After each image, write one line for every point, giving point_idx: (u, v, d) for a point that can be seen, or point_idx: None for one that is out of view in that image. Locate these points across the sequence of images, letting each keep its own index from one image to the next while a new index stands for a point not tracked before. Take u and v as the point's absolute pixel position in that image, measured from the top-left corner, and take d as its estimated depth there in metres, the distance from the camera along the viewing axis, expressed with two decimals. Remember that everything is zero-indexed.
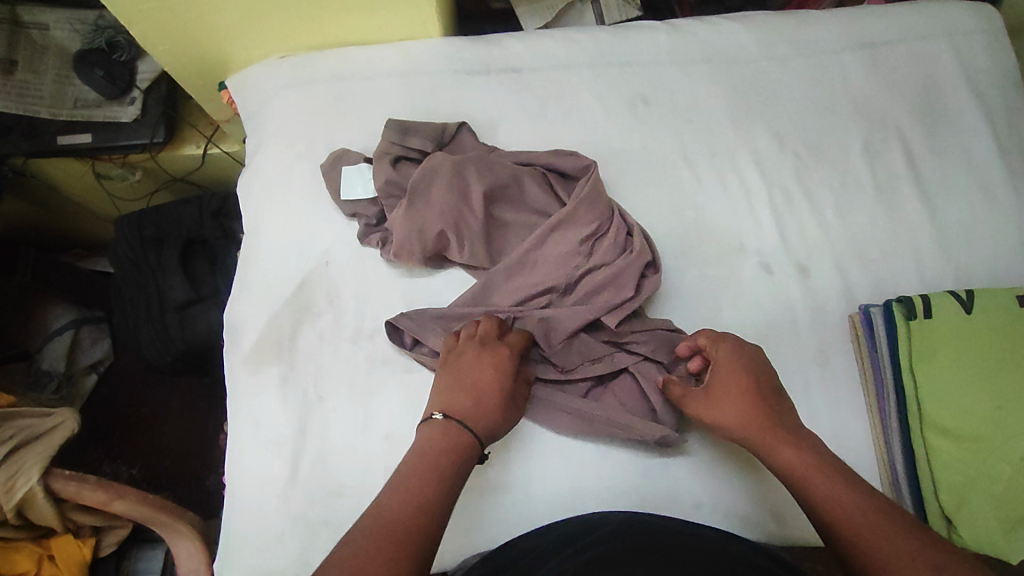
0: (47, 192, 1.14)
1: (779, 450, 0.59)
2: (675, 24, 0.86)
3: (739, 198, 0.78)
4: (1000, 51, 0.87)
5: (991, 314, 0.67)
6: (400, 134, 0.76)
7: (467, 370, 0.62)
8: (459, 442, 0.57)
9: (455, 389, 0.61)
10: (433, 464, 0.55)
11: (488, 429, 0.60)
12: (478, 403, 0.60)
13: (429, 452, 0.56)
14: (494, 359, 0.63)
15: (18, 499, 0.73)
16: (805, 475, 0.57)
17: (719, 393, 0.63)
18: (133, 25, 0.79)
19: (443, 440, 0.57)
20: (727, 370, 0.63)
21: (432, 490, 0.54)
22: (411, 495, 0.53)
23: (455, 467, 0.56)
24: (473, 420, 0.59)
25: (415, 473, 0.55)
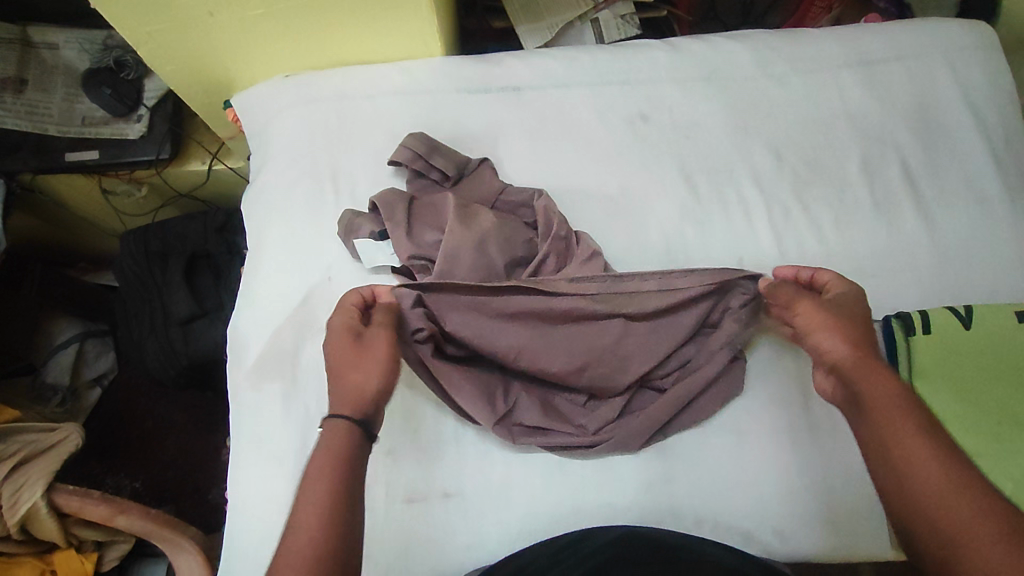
0: (55, 208, 1.15)
1: (875, 385, 0.56)
2: (673, 43, 0.87)
3: (737, 215, 0.79)
4: (997, 68, 0.87)
5: (987, 327, 0.68)
6: (428, 148, 0.78)
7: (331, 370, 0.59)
8: (326, 435, 0.54)
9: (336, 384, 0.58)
10: (313, 469, 0.52)
11: (346, 400, 0.57)
12: (350, 387, 0.57)
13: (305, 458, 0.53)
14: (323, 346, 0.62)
15: (21, 514, 0.74)
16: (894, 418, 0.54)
17: (841, 310, 0.62)
18: (140, 46, 0.80)
19: (320, 444, 0.54)
20: (845, 296, 0.64)
21: (321, 506, 0.50)
22: (302, 520, 0.49)
23: (333, 478, 0.51)
24: (338, 407, 0.56)
25: (303, 476, 0.52)
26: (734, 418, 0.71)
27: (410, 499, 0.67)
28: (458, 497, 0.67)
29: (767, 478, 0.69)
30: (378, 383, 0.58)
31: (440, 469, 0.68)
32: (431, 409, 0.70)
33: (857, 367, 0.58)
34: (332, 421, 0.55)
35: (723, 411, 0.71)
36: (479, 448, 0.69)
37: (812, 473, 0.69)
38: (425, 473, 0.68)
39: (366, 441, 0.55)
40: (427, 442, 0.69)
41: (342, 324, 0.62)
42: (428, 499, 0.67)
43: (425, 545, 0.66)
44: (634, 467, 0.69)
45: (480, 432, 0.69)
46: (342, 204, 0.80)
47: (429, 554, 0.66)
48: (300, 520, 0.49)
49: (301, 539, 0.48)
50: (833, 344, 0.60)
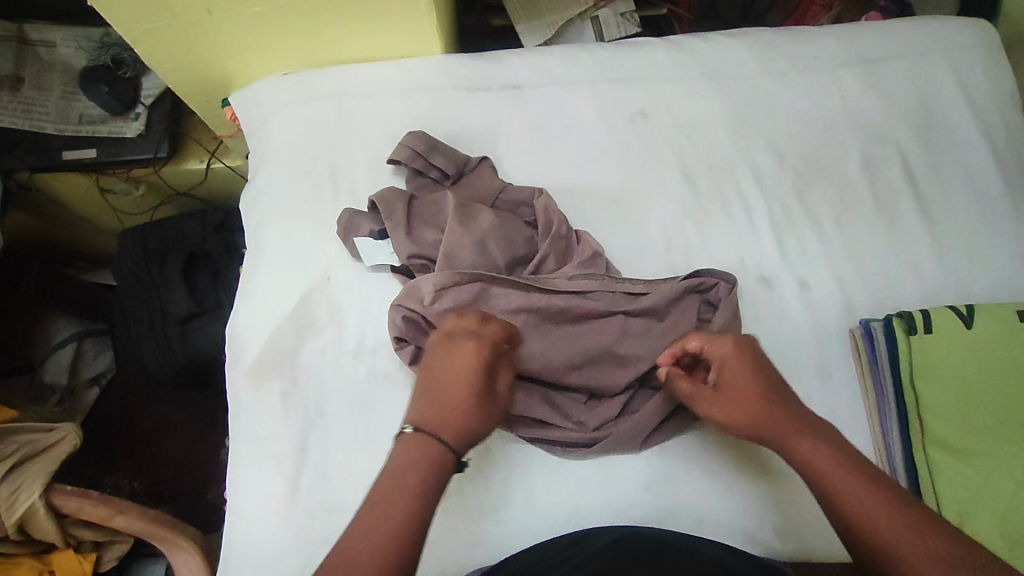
0: (52, 206, 1.15)
1: (797, 444, 0.56)
2: (673, 41, 0.87)
3: (738, 214, 0.79)
4: (999, 67, 0.87)
5: (990, 327, 0.68)
6: (427, 147, 0.78)
7: (439, 390, 0.57)
8: (422, 450, 0.53)
9: (436, 403, 0.56)
10: (407, 483, 0.52)
11: (453, 432, 0.55)
12: (453, 416, 0.56)
13: (398, 467, 0.53)
14: (441, 361, 0.59)
15: (19, 515, 0.74)
16: (825, 468, 0.54)
17: (730, 393, 0.59)
18: (138, 44, 0.80)
19: (415, 458, 0.53)
20: (727, 368, 0.60)
21: (403, 523, 0.50)
22: (378, 530, 0.49)
23: (421, 501, 0.51)
24: (441, 431, 0.55)
25: (394, 483, 0.52)
26: None
27: None
28: (459, 497, 0.67)
29: (769, 476, 0.69)
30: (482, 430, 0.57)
31: None
32: None
33: (774, 438, 0.57)
34: (433, 443, 0.54)
35: None
36: (479, 448, 0.69)
37: None
38: None
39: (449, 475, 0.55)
40: None
41: (474, 357, 0.58)
42: None
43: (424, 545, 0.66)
44: (635, 466, 0.68)
45: None
46: (342, 203, 0.79)
47: (429, 554, 0.65)
48: (377, 531, 0.49)
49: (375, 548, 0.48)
50: (749, 433, 0.58)
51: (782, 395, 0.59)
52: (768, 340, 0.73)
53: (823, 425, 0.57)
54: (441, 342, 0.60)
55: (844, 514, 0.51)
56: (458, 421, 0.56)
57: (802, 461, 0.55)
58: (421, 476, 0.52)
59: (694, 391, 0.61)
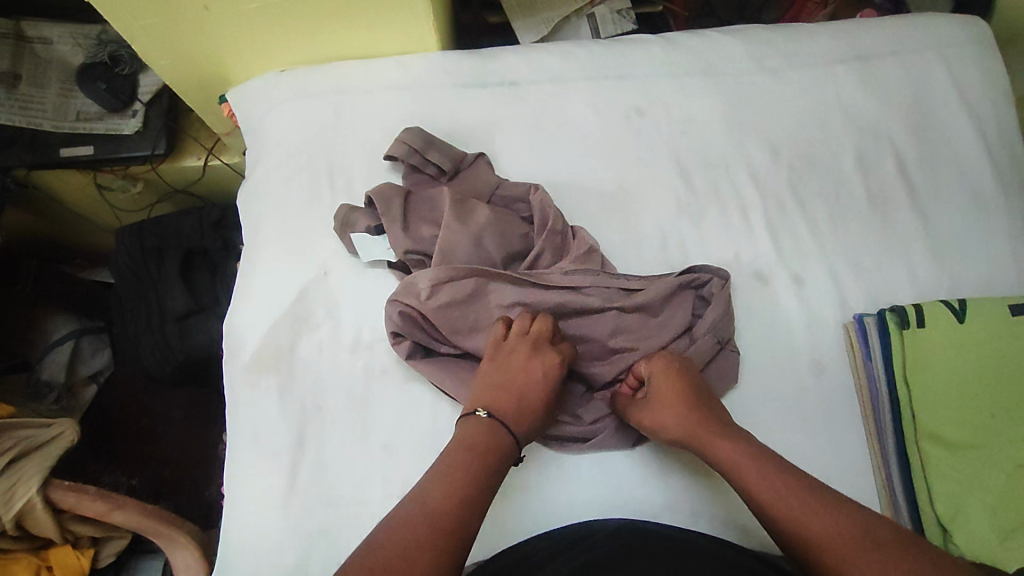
0: (49, 203, 1.15)
1: (717, 444, 0.60)
2: (669, 38, 0.87)
3: (733, 211, 0.79)
4: (992, 64, 0.87)
5: (983, 322, 0.68)
6: (423, 144, 0.78)
7: (514, 388, 0.64)
8: (496, 435, 0.60)
9: (509, 398, 0.63)
10: (480, 457, 0.58)
11: (521, 430, 0.62)
12: (523, 413, 0.63)
13: (473, 444, 0.59)
14: (521, 363, 0.65)
15: (16, 510, 0.74)
16: (740, 463, 0.58)
17: (659, 400, 0.64)
18: (135, 40, 0.80)
19: (489, 438, 0.60)
20: (661, 378, 0.66)
21: (475, 499, 0.55)
22: (456, 491, 0.55)
23: (489, 479, 0.58)
24: (513, 424, 0.62)
25: (469, 455, 0.58)
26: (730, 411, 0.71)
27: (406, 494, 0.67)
28: None
29: None
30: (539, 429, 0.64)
31: None
32: (428, 403, 0.71)
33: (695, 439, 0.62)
34: (505, 433, 0.61)
35: None
36: None
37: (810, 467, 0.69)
38: (421, 467, 0.68)
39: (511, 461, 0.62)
40: (424, 437, 0.69)
41: (551, 368, 0.65)
42: None
43: None
44: (632, 461, 0.69)
45: None
46: (339, 199, 0.80)
47: None
48: (450, 495, 0.55)
49: (454, 506, 0.54)
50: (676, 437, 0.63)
51: (706, 405, 0.64)
52: (762, 335, 0.73)
53: (741, 431, 0.62)
54: (525, 347, 0.65)
55: (765, 509, 0.55)
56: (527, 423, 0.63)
57: (722, 461, 0.59)
58: (491, 456, 0.59)
59: (630, 403, 0.67)
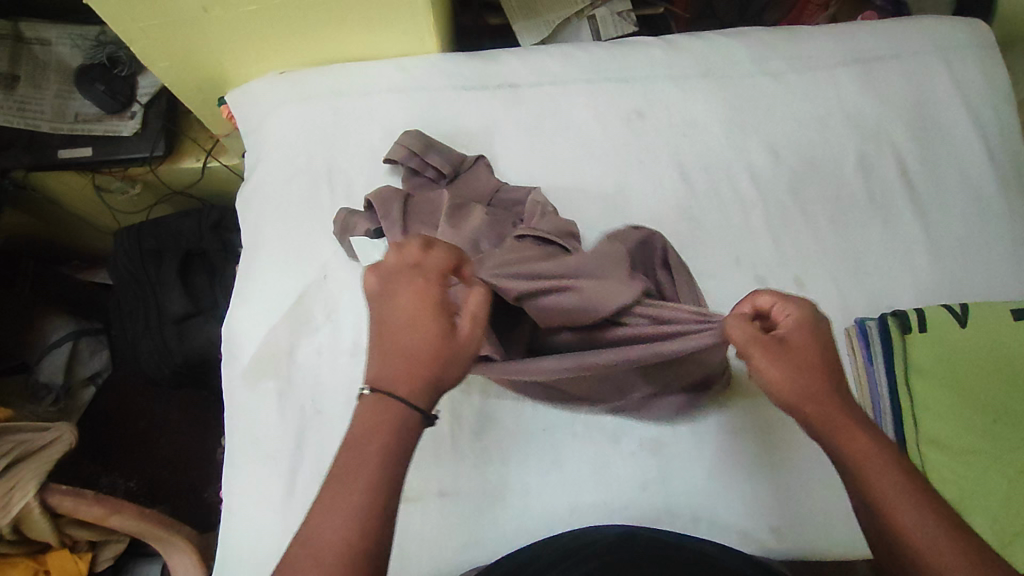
0: (49, 206, 1.15)
1: (858, 440, 0.50)
2: (670, 41, 0.87)
3: (734, 214, 0.79)
4: (994, 67, 0.87)
5: (986, 326, 0.68)
6: (422, 146, 0.78)
7: (388, 339, 0.50)
8: (386, 413, 0.48)
9: (392, 356, 0.50)
10: (367, 450, 0.47)
11: (414, 385, 0.49)
12: (411, 366, 0.49)
13: (359, 433, 0.47)
14: (391, 305, 0.52)
15: (13, 515, 0.73)
16: (882, 471, 0.49)
17: (796, 359, 0.53)
18: (134, 43, 0.80)
19: (377, 421, 0.48)
20: (801, 334, 0.54)
21: (365, 502, 0.45)
22: (344, 503, 0.45)
23: (382, 470, 0.46)
24: (397, 386, 0.49)
25: (353, 451, 0.47)
26: (731, 415, 0.70)
27: (406, 498, 0.67)
28: (455, 497, 0.67)
29: (766, 473, 0.69)
30: (448, 376, 0.50)
31: (437, 467, 0.68)
32: None
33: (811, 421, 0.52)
34: (392, 403, 0.48)
35: (718, 406, 0.71)
36: (477, 447, 0.69)
37: (808, 472, 0.69)
38: (421, 471, 0.68)
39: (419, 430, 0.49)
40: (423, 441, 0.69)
41: (429, 296, 0.51)
42: (424, 498, 0.67)
43: (420, 542, 0.66)
44: (633, 465, 0.69)
45: (479, 430, 0.69)
46: (338, 202, 0.79)
47: (425, 552, 0.66)
48: (340, 508, 0.44)
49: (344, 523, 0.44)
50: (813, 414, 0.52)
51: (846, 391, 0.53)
52: None
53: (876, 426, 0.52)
54: (391, 280, 0.53)
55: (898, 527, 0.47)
56: (422, 374, 0.49)
57: (856, 459, 0.49)
58: (383, 441, 0.47)
59: (756, 340, 0.54)
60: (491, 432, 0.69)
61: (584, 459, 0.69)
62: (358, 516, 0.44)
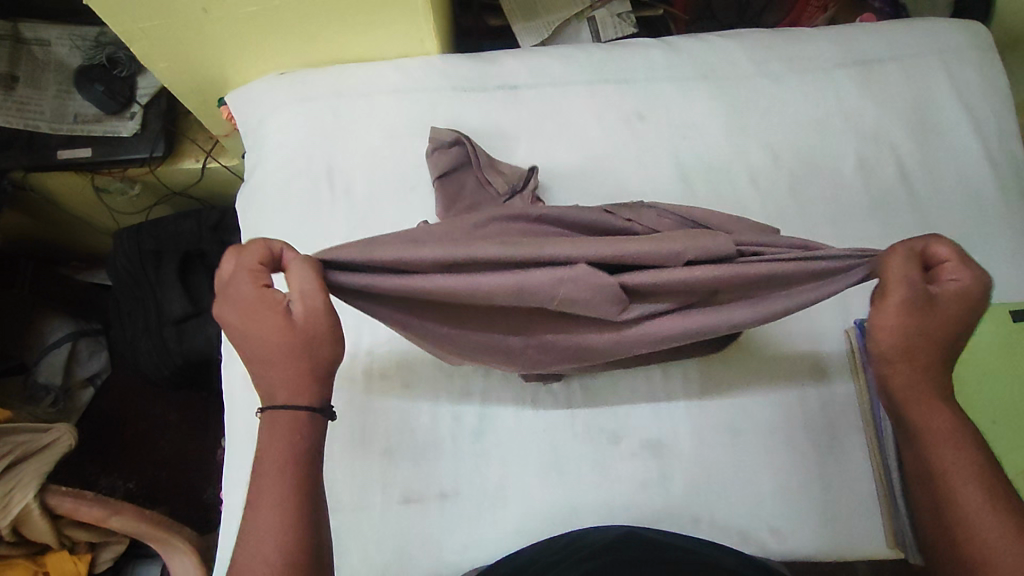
0: (48, 207, 1.15)
1: (923, 408, 0.53)
2: (669, 42, 0.87)
3: (733, 215, 0.79)
4: (992, 68, 0.87)
5: (983, 329, 0.69)
6: (491, 162, 0.78)
7: (253, 353, 0.51)
8: (280, 426, 0.50)
9: (266, 365, 0.50)
10: (268, 467, 0.49)
11: (294, 385, 0.50)
12: (283, 366, 0.50)
13: (259, 458, 0.49)
14: (243, 320, 0.51)
15: (13, 516, 0.73)
16: (941, 441, 0.52)
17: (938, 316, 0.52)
18: (134, 43, 0.79)
19: (272, 440, 0.49)
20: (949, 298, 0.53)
21: (281, 515, 0.48)
22: (266, 523, 0.47)
23: (285, 482, 0.49)
24: (281, 392, 0.50)
25: (258, 475, 0.49)
26: (730, 416, 0.70)
27: (406, 500, 0.67)
28: (455, 498, 0.67)
29: (765, 474, 0.69)
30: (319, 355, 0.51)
31: (438, 468, 0.68)
32: (427, 410, 0.70)
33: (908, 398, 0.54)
34: (283, 415, 0.50)
35: (717, 406, 0.71)
36: (477, 448, 0.69)
37: (807, 474, 0.69)
38: (421, 473, 0.68)
39: (319, 424, 0.51)
40: (422, 442, 0.69)
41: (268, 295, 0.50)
42: (424, 500, 0.67)
43: (420, 542, 0.66)
44: (634, 466, 0.69)
45: (478, 431, 0.69)
46: (338, 203, 0.79)
47: (426, 552, 0.66)
48: (262, 528, 0.47)
49: (269, 537, 0.47)
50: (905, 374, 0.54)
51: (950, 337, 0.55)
52: (765, 341, 0.73)
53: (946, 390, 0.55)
54: (236, 298, 0.51)
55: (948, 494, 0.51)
56: (291, 373, 0.50)
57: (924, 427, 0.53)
58: (281, 456, 0.49)
59: (914, 288, 0.52)
60: (490, 433, 0.69)
61: (584, 460, 0.69)
62: (281, 524, 0.47)
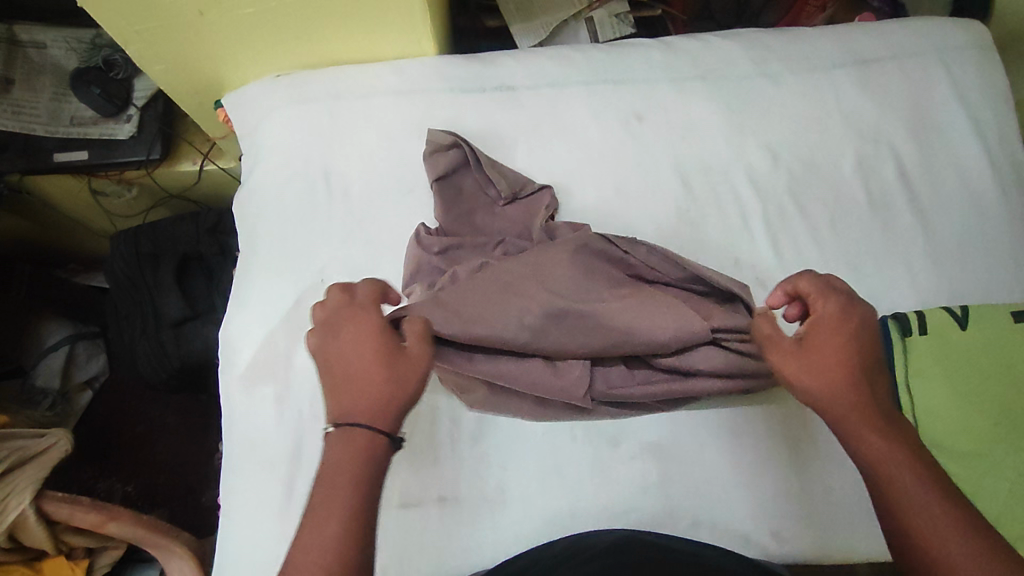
0: (45, 209, 1.14)
1: (868, 434, 0.51)
2: (668, 42, 0.87)
3: (733, 216, 0.79)
4: (991, 66, 0.87)
5: (983, 330, 0.68)
6: (491, 164, 0.78)
7: (340, 377, 0.53)
8: (352, 443, 0.50)
9: (345, 387, 0.52)
10: (339, 477, 0.48)
11: (374, 409, 0.51)
12: (367, 391, 0.51)
13: (331, 469, 0.49)
14: (339, 348, 0.54)
15: (9, 522, 0.73)
16: (886, 463, 0.49)
17: (813, 354, 0.54)
18: (129, 45, 0.79)
19: (345, 452, 0.49)
20: (825, 330, 0.55)
21: (345, 527, 0.47)
22: (326, 533, 0.46)
23: (352, 495, 0.48)
24: (359, 414, 0.51)
25: (325, 482, 0.48)
26: (731, 418, 0.70)
27: (405, 504, 0.67)
28: (454, 502, 0.67)
29: (766, 474, 0.68)
30: (407, 390, 0.52)
31: (436, 472, 0.68)
32: (426, 413, 0.69)
33: (847, 420, 0.52)
34: (357, 433, 0.50)
35: (719, 408, 0.70)
36: (476, 452, 0.68)
37: (809, 475, 0.69)
38: (420, 476, 0.68)
39: (387, 449, 0.51)
40: (421, 446, 0.69)
41: (366, 333, 0.54)
42: (423, 504, 0.67)
43: (419, 547, 0.66)
44: (636, 470, 0.68)
45: (477, 434, 0.69)
46: (335, 206, 0.79)
47: (425, 557, 0.65)
48: (323, 538, 0.46)
49: (325, 549, 0.46)
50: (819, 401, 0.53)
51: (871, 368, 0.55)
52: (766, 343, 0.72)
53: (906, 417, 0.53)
54: (331, 327, 0.55)
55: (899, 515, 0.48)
56: (375, 399, 0.51)
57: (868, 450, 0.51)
58: (353, 469, 0.49)
59: (773, 339, 0.56)
60: (489, 436, 0.69)
61: (583, 463, 0.68)
62: (342, 537, 0.46)
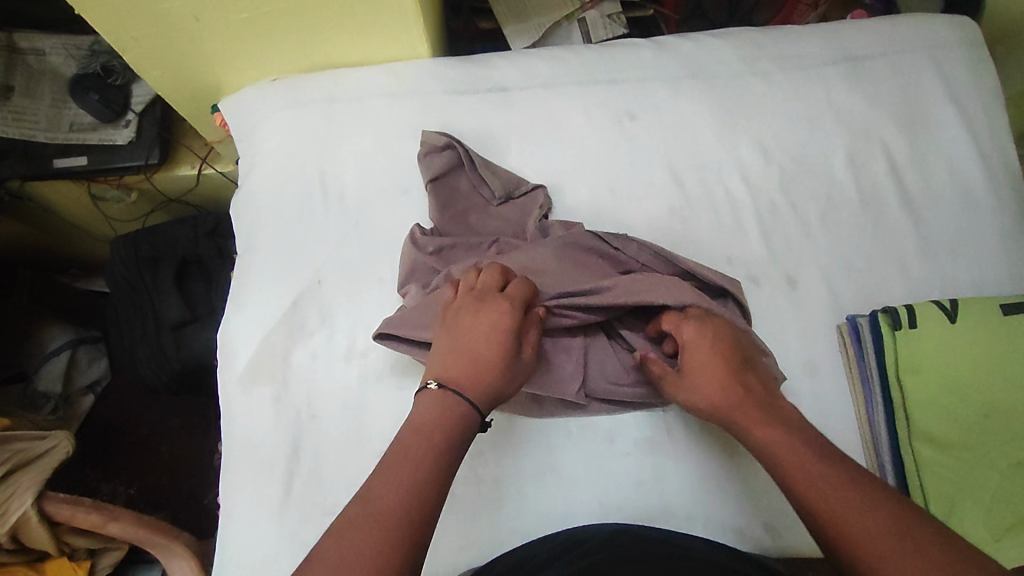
0: (45, 215, 1.15)
1: (754, 428, 0.57)
2: (660, 42, 0.87)
3: (725, 214, 0.79)
4: (981, 62, 0.88)
5: (973, 321, 0.68)
6: (484, 165, 0.79)
7: (458, 347, 0.59)
8: (447, 401, 0.56)
9: (452, 356, 0.59)
10: (432, 410, 0.55)
11: (478, 389, 0.57)
12: (476, 370, 0.58)
13: (429, 405, 0.56)
14: (469, 324, 0.61)
15: (11, 524, 0.74)
16: (779, 450, 0.55)
17: (693, 369, 0.62)
18: (127, 51, 0.80)
19: (441, 400, 0.56)
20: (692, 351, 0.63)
21: (434, 446, 0.53)
22: (414, 447, 0.53)
23: (445, 427, 0.54)
24: (464, 385, 0.57)
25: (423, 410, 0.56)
26: None
27: None
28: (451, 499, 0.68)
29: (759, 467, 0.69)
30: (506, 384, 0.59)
31: None
32: None
33: (737, 416, 0.59)
34: (454, 397, 0.56)
35: None
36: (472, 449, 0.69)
37: None
38: None
39: (474, 422, 0.56)
40: None
41: (501, 320, 0.60)
42: None
43: None
44: (629, 463, 0.69)
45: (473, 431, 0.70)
46: (331, 207, 0.80)
47: None
48: (412, 448, 0.53)
49: (412, 456, 0.52)
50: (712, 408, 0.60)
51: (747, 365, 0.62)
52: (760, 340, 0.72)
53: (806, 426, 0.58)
54: (471, 302, 0.62)
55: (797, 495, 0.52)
56: (484, 380, 0.58)
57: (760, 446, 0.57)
58: (447, 411, 0.55)
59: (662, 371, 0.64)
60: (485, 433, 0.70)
61: (579, 458, 0.69)
62: (430, 453, 0.52)
